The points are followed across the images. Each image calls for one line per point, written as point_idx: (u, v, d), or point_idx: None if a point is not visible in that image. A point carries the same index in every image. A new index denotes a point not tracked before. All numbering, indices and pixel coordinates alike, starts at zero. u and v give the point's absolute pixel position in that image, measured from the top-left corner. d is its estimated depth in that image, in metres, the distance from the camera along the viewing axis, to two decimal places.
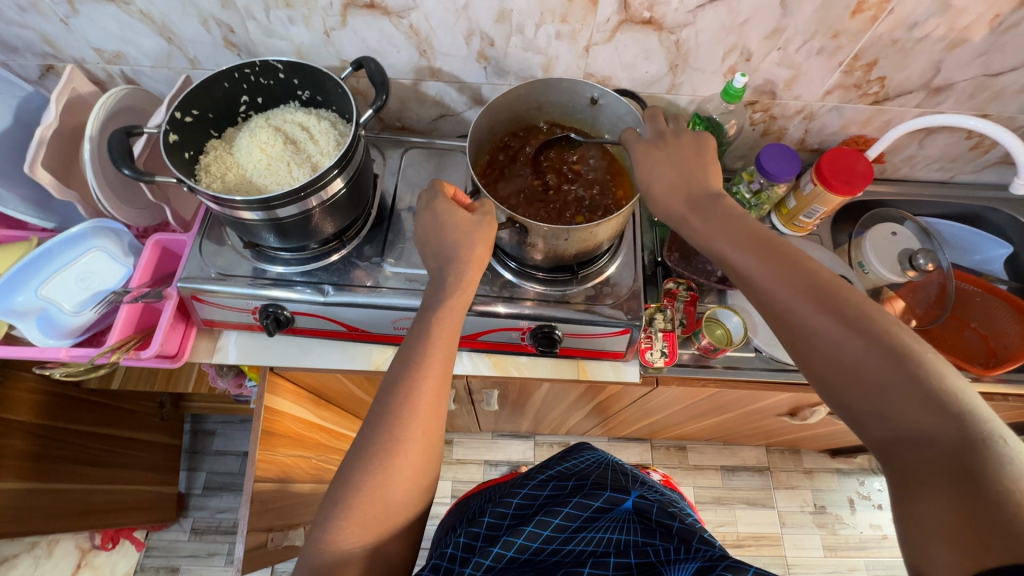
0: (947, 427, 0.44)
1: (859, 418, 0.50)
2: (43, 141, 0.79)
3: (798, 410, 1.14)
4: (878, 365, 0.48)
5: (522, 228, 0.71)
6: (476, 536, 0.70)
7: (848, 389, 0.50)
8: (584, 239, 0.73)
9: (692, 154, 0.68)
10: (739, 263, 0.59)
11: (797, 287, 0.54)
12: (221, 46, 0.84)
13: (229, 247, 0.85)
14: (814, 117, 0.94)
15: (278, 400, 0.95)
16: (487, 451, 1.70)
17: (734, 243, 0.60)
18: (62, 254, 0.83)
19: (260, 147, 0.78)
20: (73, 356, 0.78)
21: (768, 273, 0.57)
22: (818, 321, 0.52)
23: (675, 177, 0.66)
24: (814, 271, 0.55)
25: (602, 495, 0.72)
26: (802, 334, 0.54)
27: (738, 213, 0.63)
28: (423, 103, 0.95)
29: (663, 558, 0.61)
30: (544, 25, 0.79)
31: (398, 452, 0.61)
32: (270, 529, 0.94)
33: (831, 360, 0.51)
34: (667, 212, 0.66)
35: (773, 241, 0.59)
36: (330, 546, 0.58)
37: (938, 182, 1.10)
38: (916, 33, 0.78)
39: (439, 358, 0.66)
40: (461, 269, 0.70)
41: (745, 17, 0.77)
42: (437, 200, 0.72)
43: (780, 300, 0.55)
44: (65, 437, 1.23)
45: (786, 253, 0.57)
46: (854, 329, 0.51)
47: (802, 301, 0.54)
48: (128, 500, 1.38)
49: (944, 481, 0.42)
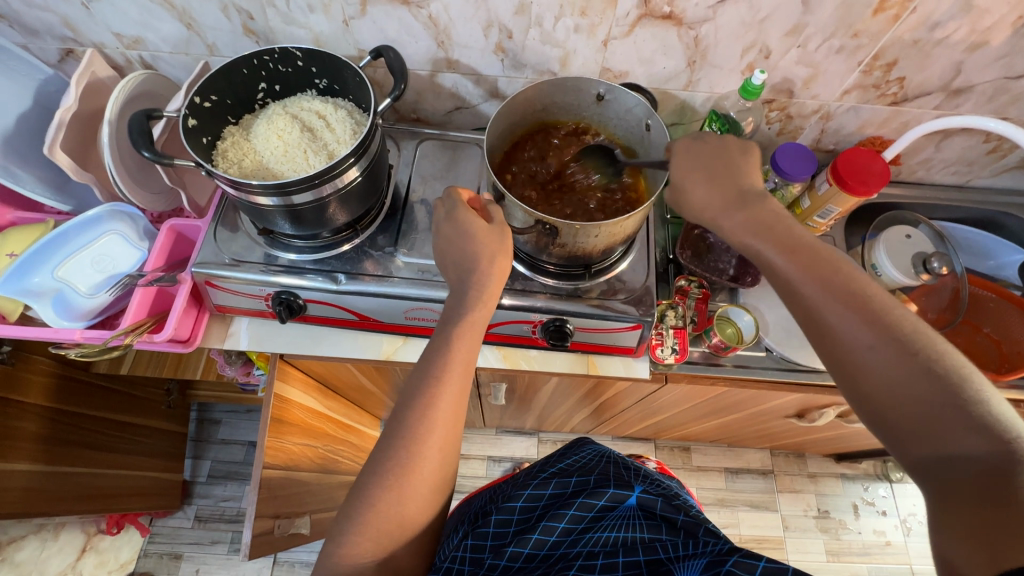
0: (988, 446, 0.46)
1: (896, 432, 0.51)
2: (62, 124, 0.79)
3: (806, 412, 1.13)
4: (922, 384, 0.50)
5: (552, 229, 0.71)
6: (482, 547, 0.68)
7: (889, 404, 0.51)
8: (612, 234, 0.73)
9: (735, 153, 0.67)
10: (783, 270, 0.59)
11: (841, 297, 0.55)
12: (239, 33, 0.84)
13: (243, 233, 0.86)
14: (830, 117, 0.93)
15: (287, 389, 0.95)
16: (490, 447, 1.70)
17: (782, 251, 0.59)
18: (78, 236, 0.83)
19: (277, 134, 0.78)
20: (86, 338, 0.78)
21: (813, 284, 0.56)
22: (862, 335, 0.53)
23: (712, 178, 0.66)
24: (858, 281, 0.56)
25: (605, 493, 0.72)
26: (843, 349, 0.54)
27: (781, 214, 0.62)
28: (439, 95, 0.95)
29: (671, 555, 0.61)
30: (563, 18, 0.78)
31: (420, 452, 0.62)
32: (276, 516, 0.94)
33: (875, 376, 0.52)
34: (706, 212, 0.66)
35: (815, 249, 0.59)
36: (343, 560, 0.59)
37: (953, 186, 1.09)
38: (937, 33, 0.78)
39: (458, 369, 0.66)
40: (481, 283, 0.69)
41: (765, 14, 0.76)
42: (456, 210, 0.72)
43: (825, 310, 0.55)
44: (74, 421, 1.24)
45: (829, 261, 0.57)
46: (899, 347, 0.52)
47: (849, 313, 0.54)
48: (134, 486, 1.38)
49: (983, 496, 0.45)
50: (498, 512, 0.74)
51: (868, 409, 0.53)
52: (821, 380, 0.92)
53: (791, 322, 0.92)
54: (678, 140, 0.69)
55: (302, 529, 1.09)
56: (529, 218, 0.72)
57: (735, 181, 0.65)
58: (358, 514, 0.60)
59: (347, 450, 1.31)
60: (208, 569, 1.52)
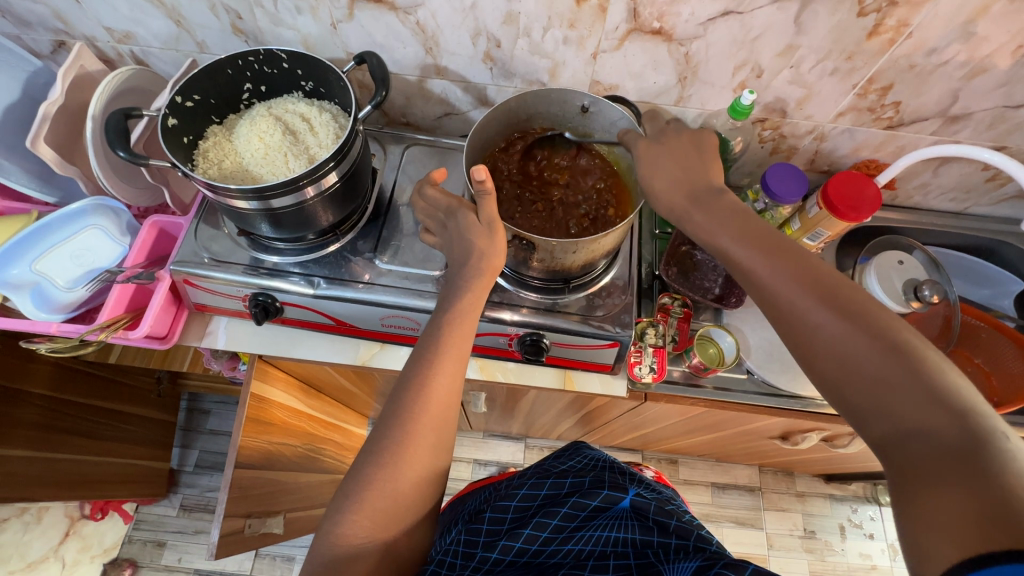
0: (953, 424, 0.41)
1: (863, 415, 0.46)
2: (47, 117, 0.79)
3: (791, 435, 1.12)
4: (879, 359, 0.45)
5: (530, 244, 0.70)
6: (474, 543, 0.69)
7: (852, 387, 0.47)
8: (591, 250, 0.71)
9: (693, 148, 0.67)
10: (736, 255, 0.56)
11: (795, 277, 0.52)
12: (228, 32, 0.84)
13: (225, 233, 0.86)
14: (825, 138, 0.92)
15: (268, 389, 0.95)
16: (477, 450, 1.69)
17: (735, 238, 0.57)
18: (61, 228, 0.84)
19: (259, 136, 0.77)
20: (62, 331, 0.79)
21: (767, 265, 0.53)
22: (817, 314, 0.49)
23: (676, 167, 0.65)
24: (812, 262, 0.53)
25: (599, 494, 0.70)
26: (799, 329, 0.50)
27: (737, 206, 0.60)
28: (428, 100, 0.94)
29: (662, 558, 0.61)
30: (552, 30, 0.77)
31: (413, 437, 0.62)
32: (248, 515, 0.94)
33: (831, 354, 0.48)
34: (667, 207, 0.64)
35: (770, 234, 0.56)
36: (340, 540, 0.59)
37: (951, 213, 1.07)
38: (935, 58, 0.76)
39: (452, 354, 0.66)
40: (474, 272, 0.68)
41: (757, 33, 0.75)
42: (457, 209, 0.70)
43: (778, 290, 0.52)
44: (62, 408, 1.24)
45: (781, 243, 0.55)
46: (854, 322, 0.48)
47: (802, 292, 0.51)
48: (121, 473, 1.39)
49: (946, 474, 0.39)
50: (493, 508, 0.74)
51: (835, 397, 0.49)
52: (802, 407, 0.91)
53: (773, 346, 0.91)
54: (638, 142, 0.69)
55: (278, 527, 1.10)
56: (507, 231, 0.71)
57: (697, 175, 0.64)
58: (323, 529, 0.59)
59: (329, 448, 1.31)
60: (190, 559, 1.53)
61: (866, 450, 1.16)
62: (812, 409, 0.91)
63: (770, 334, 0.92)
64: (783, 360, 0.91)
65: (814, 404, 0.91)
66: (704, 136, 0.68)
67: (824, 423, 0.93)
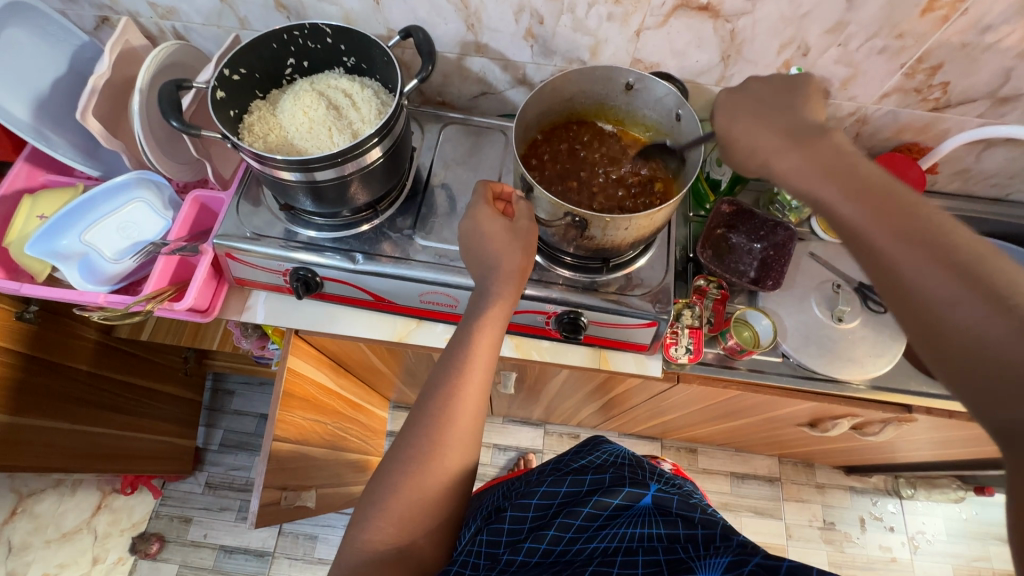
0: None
1: (988, 406, 0.41)
2: (95, 90, 0.81)
3: (820, 422, 1.11)
4: (1021, 344, 0.39)
5: (582, 221, 0.69)
6: (497, 543, 0.66)
7: (980, 374, 0.41)
8: (642, 227, 0.71)
9: (787, 93, 0.60)
10: (843, 213, 0.50)
11: (914, 242, 0.46)
12: (271, 7, 0.84)
13: (265, 208, 0.86)
14: (867, 120, 0.90)
15: (301, 365, 0.96)
16: (497, 435, 1.70)
17: (842, 193, 0.51)
18: (105, 201, 0.86)
19: (303, 111, 0.78)
20: (110, 302, 0.81)
21: (882, 226, 0.47)
22: (943, 287, 0.44)
23: (767, 113, 0.59)
24: (938, 224, 0.47)
25: (621, 491, 0.68)
26: (918, 302, 0.45)
27: (844, 152, 0.54)
28: (466, 79, 0.94)
29: (692, 554, 0.56)
30: (596, 5, 0.77)
31: (438, 449, 0.62)
32: (284, 487, 0.96)
33: (956, 332, 0.42)
34: (756, 156, 0.59)
35: (885, 187, 0.50)
36: (364, 545, 0.59)
37: (991, 199, 1.05)
38: (988, 37, 0.74)
39: (479, 366, 0.65)
40: (503, 281, 0.68)
41: (806, 10, 0.74)
42: (477, 208, 0.70)
43: (892, 255, 0.46)
44: (96, 383, 1.27)
45: (898, 198, 0.49)
46: (989, 298, 0.42)
47: (924, 259, 0.45)
48: (149, 449, 1.42)
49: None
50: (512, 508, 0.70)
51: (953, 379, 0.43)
52: (839, 390, 0.91)
53: (809, 328, 0.91)
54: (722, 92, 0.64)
55: (308, 502, 1.12)
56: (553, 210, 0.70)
57: (790, 120, 0.58)
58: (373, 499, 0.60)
59: (355, 428, 1.33)
60: (216, 535, 1.56)
61: (896, 438, 1.15)
62: (848, 393, 0.91)
63: (807, 317, 0.92)
64: (819, 343, 0.90)
65: (850, 387, 0.90)
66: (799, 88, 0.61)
67: (860, 408, 0.92)
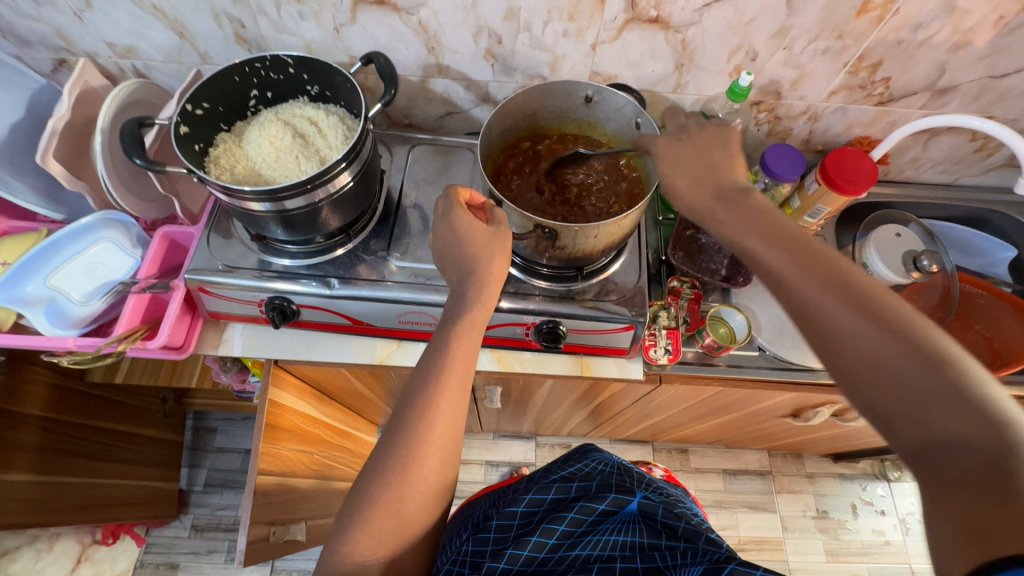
0: (990, 436, 0.41)
1: (896, 428, 0.46)
2: (55, 133, 0.80)
3: (802, 411, 1.13)
4: (919, 373, 0.45)
5: (552, 232, 0.71)
6: (482, 552, 0.66)
7: (885, 397, 0.47)
8: (612, 233, 0.73)
9: (718, 146, 0.67)
10: (764, 257, 0.56)
11: (825, 283, 0.51)
12: (231, 41, 0.85)
13: (236, 240, 0.86)
14: (818, 118, 0.94)
15: (283, 395, 0.95)
16: (488, 452, 1.69)
17: (761, 239, 0.57)
18: (71, 244, 0.85)
19: (269, 141, 0.78)
20: (79, 345, 0.79)
21: (795, 267, 0.53)
22: (848, 322, 0.49)
23: (696, 163, 0.66)
24: (842, 266, 0.53)
25: (607, 497, 0.69)
26: (832, 337, 0.50)
27: (762, 206, 0.60)
28: (431, 100, 0.96)
29: (668, 564, 0.59)
30: (552, 23, 0.80)
31: (415, 464, 0.61)
32: (272, 522, 0.94)
33: (864, 363, 0.48)
34: (692, 207, 0.65)
35: (798, 237, 0.56)
36: (345, 559, 0.57)
37: (942, 185, 1.10)
38: (920, 34, 0.79)
39: (457, 372, 0.65)
40: (480, 282, 0.69)
41: (750, 17, 0.77)
42: (452, 211, 0.71)
43: (808, 296, 0.52)
44: (69, 431, 1.23)
45: (809, 246, 0.54)
46: (893, 333, 0.47)
47: (833, 298, 0.50)
48: (131, 495, 1.37)
49: (976, 491, 0.40)
50: (499, 516, 0.71)
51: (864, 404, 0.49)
52: (815, 378, 0.93)
53: (782, 322, 0.94)
54: (660, 138, 0.70)
55: (298, 535, 1.09)
56: (525, 221, 0.71)
57: (719, 175, 0.64)
58: (360, 518, 0.58)
59: (343, 456, 1.30)
60: None
61: None
62: (824, 380, 0.93)
63: (779, 311, 0.94)
64: (792, 335, 0.93)
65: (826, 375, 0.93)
66: (728, 134, 0.68)
67: (837, 395, 0.95)
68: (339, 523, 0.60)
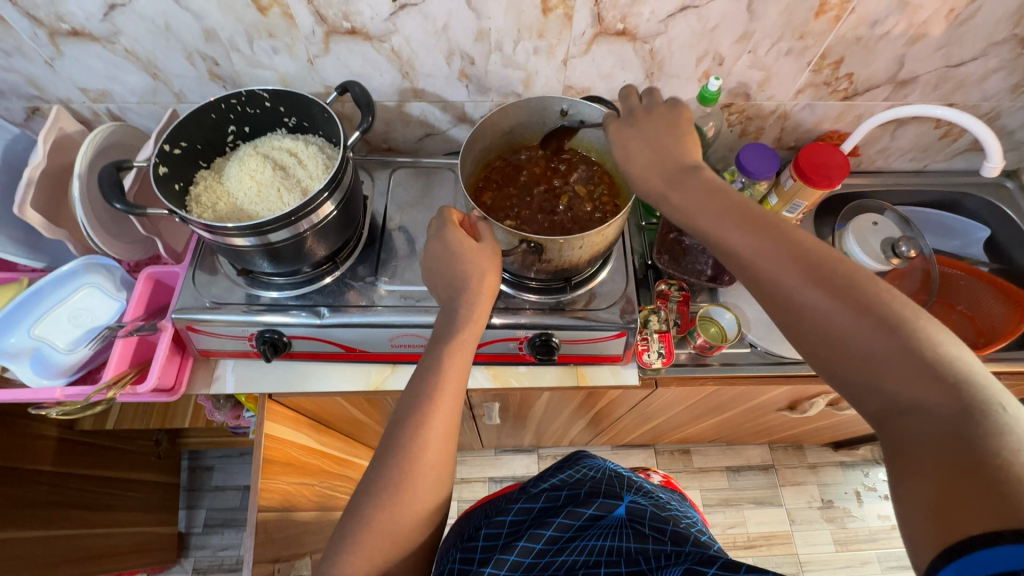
0: (945, 398, 0.40)
1: (858, 394, 0.45)
2: (32, 182, 0.79)
3: (798, 403, 1.14)
4: (875, 338, 0.44)
5: (538, 246, 0.71)
6: (470, 560, 0.65)
7: (847, 366, 0.45)
8: (597, 242, 0.73)
9: (666, 127, 0.65)
10: (720, 238, 0.54)
11: (786, 257, 0.49)
12: (205, 79, 0.86)
13: (223, 275, 0.85)
14: (788, 116, 0.97)
15: (278, 428, 0.94)
16: (490, 468, 1.68)
17: (715, 219, 0.55)
18: (52, 292, 0.84)
19: (250, 175, 0.78)
20: (68, 395, 0.78)
21: (749, 244, 0.52)
22: (809, 291, 0.47)
23: (653, 144, 0.64)
24: (798, 236, 0.51)
25: (594, 502, 0.68)
26: (792, 310, 0.48)
27: (715, 183, 0.58)
28: (409, 123, 0.97)
29: (652, 566, 0.57)
30: (522, 42, 0.81)
31: (408, 485, 0.60)
32: (276, 559, 0.90)
33: (826, 330, 0.46)
34: (647, 193, 0.62)
35: (752, 210, 0.54)
36: None
37: (913, 172, 1.13)
38: (878, 30, 0.81)
39: (449, 391, 0.65)
40: (471, 302, 0.69)
41: (714, 24, 0.79)
42: (445, 229, 0.72)
43: (763, 272, 0.50)
44: (59, 481, 1.19)
45: (766, 219, 0.52)
46: (851, 300, 0.45)
47: (787, 268, 0.49)
48: (127, 543, 1.33)
49: (941, 458, 0.38)
50: (487, 526, 0.70)
51: (832, 374, 0.47)
52: (806, 370, 0.94)
53: (770, 317, 0.95)
54: (611, 125, 0.68)
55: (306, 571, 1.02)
56: (512, 238, 0.72)
57: (671, 150, 0.62)
58: (355, 544, 0.57)
59: (344, 485, 1.28)
60: None
61: None
62: (817, 371, 0.95)
63: (767, 306, 0.95)
64: (781, 330, 0.94)
65: None
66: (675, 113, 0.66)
67: (830, 384, 0.96)
68: (334, 547, 0.59)
